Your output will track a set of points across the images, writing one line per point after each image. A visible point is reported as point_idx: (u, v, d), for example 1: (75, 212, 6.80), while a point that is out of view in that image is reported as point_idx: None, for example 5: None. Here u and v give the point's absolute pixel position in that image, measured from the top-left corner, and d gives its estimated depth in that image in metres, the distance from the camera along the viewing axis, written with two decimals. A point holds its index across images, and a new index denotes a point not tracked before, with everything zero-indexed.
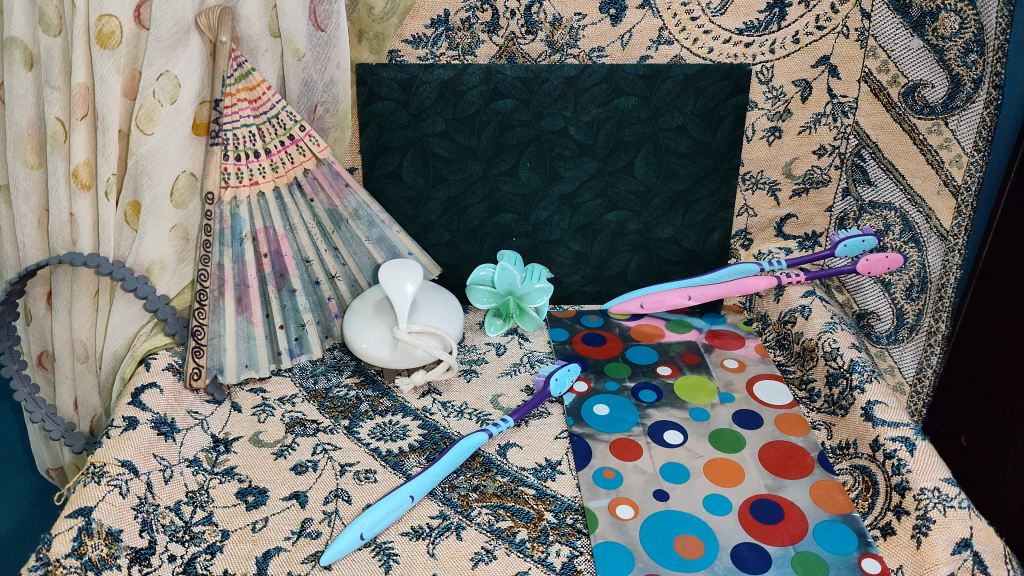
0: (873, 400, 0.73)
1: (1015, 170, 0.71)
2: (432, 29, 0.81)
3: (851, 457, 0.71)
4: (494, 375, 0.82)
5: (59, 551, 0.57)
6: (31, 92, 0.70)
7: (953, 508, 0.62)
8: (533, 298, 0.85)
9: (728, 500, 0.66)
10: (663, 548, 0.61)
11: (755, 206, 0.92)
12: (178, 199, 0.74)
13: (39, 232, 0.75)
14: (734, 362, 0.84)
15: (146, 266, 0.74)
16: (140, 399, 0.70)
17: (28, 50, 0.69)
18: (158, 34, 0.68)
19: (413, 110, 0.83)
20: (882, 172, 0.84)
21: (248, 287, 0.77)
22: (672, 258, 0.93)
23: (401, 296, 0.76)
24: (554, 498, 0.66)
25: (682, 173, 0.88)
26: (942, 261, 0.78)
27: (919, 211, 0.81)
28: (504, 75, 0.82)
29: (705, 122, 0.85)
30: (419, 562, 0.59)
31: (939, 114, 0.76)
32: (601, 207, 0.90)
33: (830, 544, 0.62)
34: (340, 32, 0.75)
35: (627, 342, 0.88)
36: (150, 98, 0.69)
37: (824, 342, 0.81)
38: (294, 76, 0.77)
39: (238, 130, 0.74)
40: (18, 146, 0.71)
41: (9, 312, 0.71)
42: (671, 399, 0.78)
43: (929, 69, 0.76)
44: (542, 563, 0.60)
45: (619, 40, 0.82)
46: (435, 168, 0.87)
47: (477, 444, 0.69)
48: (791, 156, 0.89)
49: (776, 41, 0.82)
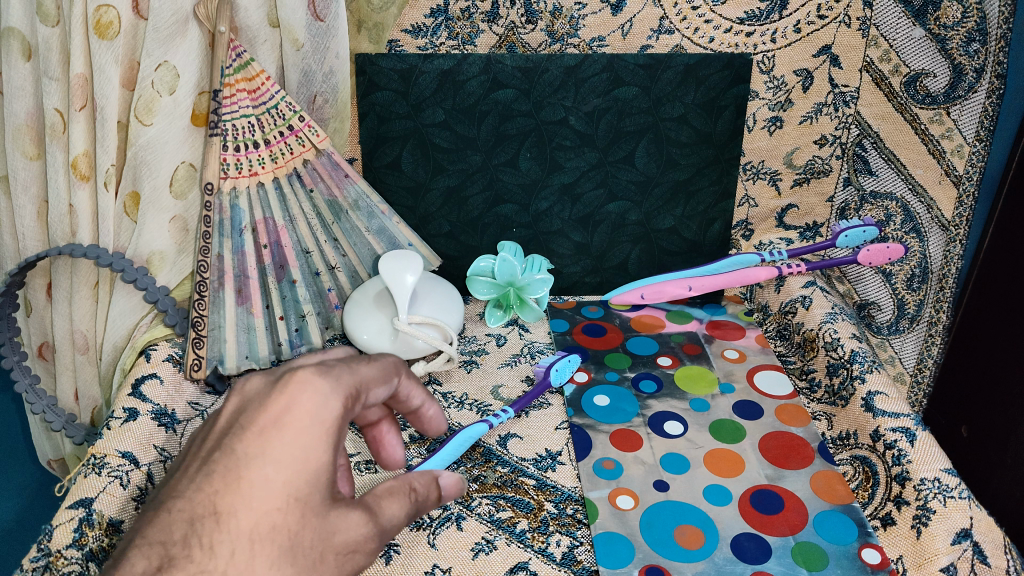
0: (873, 391, 0.73)
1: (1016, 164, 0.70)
2: (432, 19, 0.81)
3: (852, 447, 0.71)
4: (494, 366, 0.82)
5: (60, 542, 0.57)
6: (29, 82, 0.70)
7: (953, 499, 0.62)
8: (534, 290, 0.85)
9: (728, 490, 0.66)
10: (663, 538, 0.61)
11: (756, 196, 0.92)
12: (178, 190, 0.74)
13: (39, 223, 0.75)
14: (734, 353, 0.84)
15: (146, 257, 0.74)
16: (140, 390, 0.70)
17: (26, 41, 0.68)
18: (156, 24, 0.67)
19: (413, 100, 0.83)
20: (883, 162, 0.84)
21: (248, 278, 0.77)
22: (672, 248, 0.93)
23: (401, 287, 0.75)
24: (554, 489, 0.66)
25: (682, 163, 0.88)
26: (944, 251, 0.80)
27: (920, 201, 0.82)
28: (504, 65, 0.82)
29: (705, 112, 0.85)
30: (419, 553, 0.60)
31: (941, 104, 0.78)
32: (601, 198, 0.89)
33: (829, 534, 0.62)
34: (339, 22, 0.74)
35: (628, 333, 0.88)
36: (149, 88, 0.69)
37: (824, 333, 0.81)
38: (293, 66, 0.76)
39: (237, 121, 0.73)
40: (17, 137, 0.71)
41: (9, 303, 0.70)
42: (671, 389, 0.78)
43: (930, 59, 0.77)
44: (542, 553, 0.60)
45: (619, 30, 0.82)
46: (435, 158, 0.86)
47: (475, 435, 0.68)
48: (791, 146, 0.88)
49: (776, 30, 0.82)
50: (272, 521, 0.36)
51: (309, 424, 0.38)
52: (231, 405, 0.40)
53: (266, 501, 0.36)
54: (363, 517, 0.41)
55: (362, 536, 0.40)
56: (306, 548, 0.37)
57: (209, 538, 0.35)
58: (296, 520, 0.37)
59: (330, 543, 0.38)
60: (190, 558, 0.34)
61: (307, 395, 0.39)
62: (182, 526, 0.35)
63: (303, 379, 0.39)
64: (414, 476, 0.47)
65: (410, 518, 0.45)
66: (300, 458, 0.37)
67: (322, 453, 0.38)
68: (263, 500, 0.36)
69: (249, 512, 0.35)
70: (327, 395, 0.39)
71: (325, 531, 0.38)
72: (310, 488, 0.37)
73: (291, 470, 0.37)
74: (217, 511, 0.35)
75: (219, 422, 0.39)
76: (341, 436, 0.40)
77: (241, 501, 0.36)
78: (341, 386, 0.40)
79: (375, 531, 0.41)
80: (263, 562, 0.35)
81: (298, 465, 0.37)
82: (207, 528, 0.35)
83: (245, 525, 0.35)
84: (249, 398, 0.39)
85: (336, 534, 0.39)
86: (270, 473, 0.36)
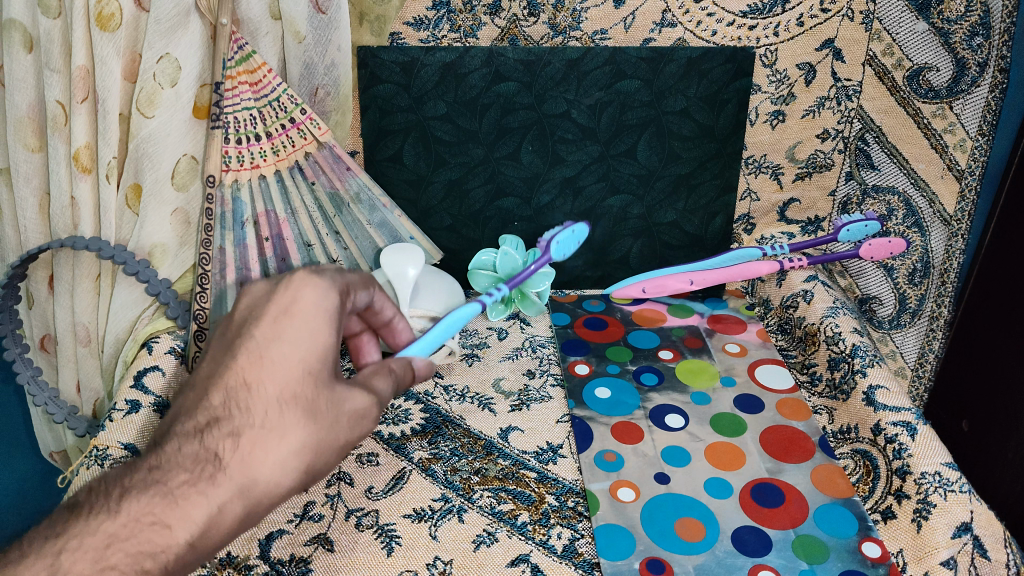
0: (874, 384, 0.73)
1: (1016, 165, 0.71)
2: (433, 11, 0.81)
3: (852, 441, 0.72)
4: (495, 359, 0.82)
5: None
6: (31, 74, 0.69)
7: (953, 493, 0.62)
8: (534, 283, 0.84)
9: (729, 482, 0.66)
10: (664, 530, 0.61)
11: (758, 190, 0.92)
12: (180, 182, 0.74)
13: (40, 215, 0.74)
14: (735, 347, 0.84)
15: (148, 250, 0.74)
16: (143, 381, 0.70)
17: (28, 33, 0.68)
18: (158, 16, 0.67)
19: (414, 93, 0.83)
20: (885, 157, 0.84)
21: (250, 271, 0.77)
22: (674, 242, 0.93)
23: (401, 278, 0.75)
24: (555, 481, 0.67)
25: (684, 157, 0.88)
26: (945, 246, 0.80)
27: (922, 196, 0.82)
28: (506, 58, 0.81)
29: (708, 105, 0.85)
30: (421, 544, 0.60)
31: (943, 99, 0.78)
32: (603, 192, 0.89)
33: (829, 527, 0.62)
34: (341, 15, 0.74)
35: (629, 327, 0.88)
36: (151, 80, 0.69)
37: (825, 327, 0.81)
38: (294, 59, 0.76)
39: (238, 113, 0.73)
40: (18, 130, 0.71)
41: (11, 296, 0.70)
42: (672, 382, 0.79)
43: (934, 53, 0.77)
44: (542, 545, 0.60)
45: (622, 22, 0.82)
46: (437, 151, 0.86)
47: (467, 318, 0.64)
48: (794, 140, 0.88)
49: (779, 23, 0.82)
50: (293, 389, 0.43)
51: (315, 312, 0.45)
52: (245, 301, 0.48)
53: (285, 374, 0.43)
54: (365, 393, 0.47)
55: (368, 405, 0.46)
56: (323, 411, 0.44)
57: (242, 404, 0.43)
58: (311, 391, 0.44)
59: (341, 410, 0.45)
60: (231, 417, 0.43)
61: (307, 289, 0.46)
62: (220, 396, 0.43)
63: (302, 280, 0.47)
64: (393, 359, 0.52)
65: (395, 394, 0.51)
66: (309, 340, 0.44)
67: (328, 335, 0.45)
68: (283, 374, 0.43)
69: (273, 382, 0.43)
70: (327, 289, 0.47)
71: (335, 401, 0.45)
72: (322, 364, 0.44)
73: (304, 349, 0.44)
74: (247, 382, 0.43)
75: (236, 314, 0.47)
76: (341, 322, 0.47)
77: (266, 375, 0.43)
78: (335, 284, 0.48)
79: (376, 402, 0.47)
80: (289, 421, 0.43)
81: (308, 346, 0.44)
82: (241, 396, 0.43)
83: (271, 395, 0.43)
84: (258, 300, 0.47)
85: (348, 404, 0.45)
86: (287, 352, 0.44)
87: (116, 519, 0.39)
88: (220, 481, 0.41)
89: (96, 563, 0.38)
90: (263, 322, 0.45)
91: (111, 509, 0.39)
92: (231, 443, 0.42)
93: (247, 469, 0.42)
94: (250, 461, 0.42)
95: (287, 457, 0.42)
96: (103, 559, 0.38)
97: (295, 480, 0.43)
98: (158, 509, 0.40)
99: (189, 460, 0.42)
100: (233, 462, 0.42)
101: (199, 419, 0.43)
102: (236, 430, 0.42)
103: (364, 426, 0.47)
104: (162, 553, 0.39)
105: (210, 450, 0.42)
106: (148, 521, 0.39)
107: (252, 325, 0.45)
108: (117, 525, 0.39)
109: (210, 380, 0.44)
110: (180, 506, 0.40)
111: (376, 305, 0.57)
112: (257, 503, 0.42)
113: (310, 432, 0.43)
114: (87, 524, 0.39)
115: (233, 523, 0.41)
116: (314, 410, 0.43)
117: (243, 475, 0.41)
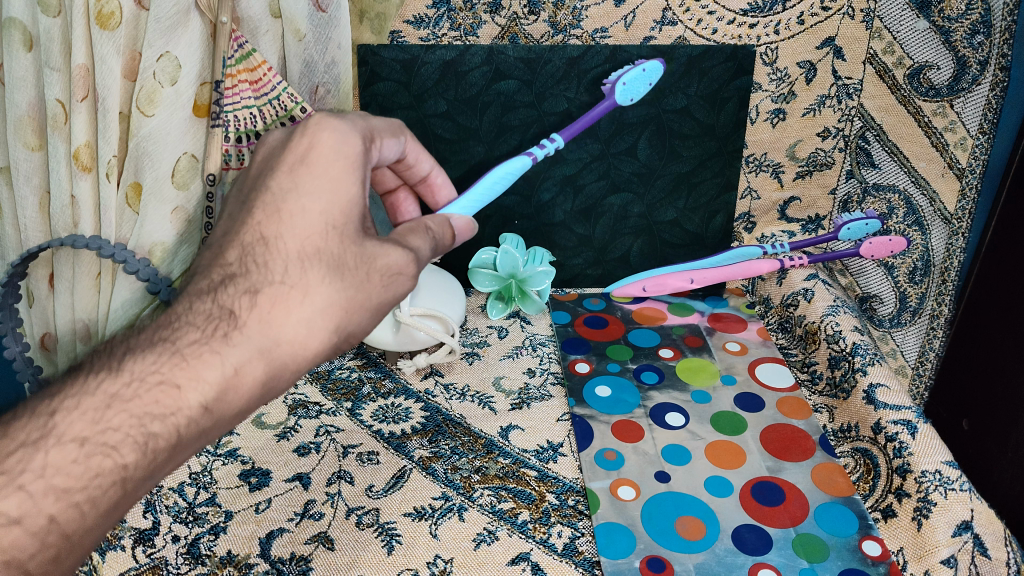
0: (874, 382, 0.73)
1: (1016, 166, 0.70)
2: (433, 10, 0.81)
3: (853, 440, 0.71)
4: (495, 358, 0.82)
5: None
6: (31, 73, 0.68)
7: (954, 491, 0.62)
8: (535, 281, 0.85)
9: (729, 482, 0.66)
10: (664, 529, 0.61)
11: (758, 188, 0.92)
12: (180, 181, 0.73)
13: (41, 213, 0.73)
14: (736, 345, 0.84)
15: (148, 249, 0.74)
16: None
17: (28, 31, 0.67)
18: (157, 14, 0.67)
19: (415, 91, 0.83)
20: (886, 155, 0.84)
21: None
22: (674, 241, 0.93)
23: None
24: (555, 480, 0.67)
25: (685, 155, 0.88)
26: (947, 244, 0.79)
27: (922, 194, 0.81)
28: (506, 56, 0.82)
29: (708, 104, 0.85)
30: (421, 543, 0.60)
31: (944, 97, 0.77)
32: (603, 190, 0.89)
33: (829, 526, 0.62)
34: (341, 12, 0.75)
35: (629, 325, 0.88)
36: (151, 79, 0.69)
37: (825, 326, 0.81)
38: (294, 57, 0.76)
39: (238, 112, 0.73)
40: (18, 129, 0.70)
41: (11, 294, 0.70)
42: (672, 381, 0.78)
43: (934, 52, 0.76)
44: (543, 544, 0.60)
45: (622, 21, 0.81)
46: (436, 149, 0.86)
47: (512, 176, 0.68)
48: (794, 138, 0.88)
49: (780, 22, 0.82)
50: (315, 244, 0.44)
51: (334, 157, 0.46)
52: (263, 154, 0.49)
53: (308, 226, 0.44)
54: (395, 246, 0.47)
55: (404, 262, 0.47)
56: (351, 267, 0.45)
57: (259, 260, 0.44)
58: (337, 245, 0.45)
59: (373, 266, 0.46)
60: (247, 274, 0.44)
61: (325, 133, 0.47)
62: (237, 252, 0.44)
63: (320, 123, 0.47)
64: (430, 219, 0.54)
65: (434, 251, 0.52)
66: (330, 188, 0.45)
67: (351, 187, 0.46)
68: (305, 225, 0.44)
69: (292, 237, 0.44)
70: (346, 132, 0.47)
71: (366, 257, 0.46)
72: (346, 218, 0.45)
73: (327, 196, 0.45)
74: (265, 237, 0.44)
75: (253, 168, 0.48)
76: (364, 165, 0.48)
77: (285, 229, 0.44)
78: (356, 129, 0.48)
79: (413, 259, 0.48)
80: (312, 280, 0.44)
81: (330, 196, 0.45)
82: (258, 252, 0.44)
83: (291, 250, 0.44)
84: (275, 150, 0.48)
85: (380, 260, 0.46)
86: (307, 204, 0.45)
87: (118, 378, 0.40)
88: (235, 339, 0.42)
89: (95, 425, 0.38)
90: (280, 171, 0.46)
91: (113, 369, 0.40)
92: (248, 301, 0.43)
93: (265, 329, 0.43)
94: (268, 320, 0.43)
95: (313, 315, 0.44)
96: (105, 421, 0.38)
97: (321, 340, 0.44)
98: (164, 368, 0.41)
99: (202, 317, 0.43)
100: (249, 320, 0.43)
101: (214, 277, 0.44)
102: (253, 287, 0.43)
103: (399, 282, 0.48)
104: (172, 415, 0.40)
105: (226, 307, 0.43)
106: (155, 380, 0.40)
107: (269, 176, 0.46)
108: (119, 386, 0.39)
109: (228, 237, 0.45)
110: (191, 365, 0.41)
111: (409, 157, 0.60)
112: (280, 364, 0.43)
113: (335, 289, 0.44)
114: (86, 384, 0.39)
115: (252, 386, 0.43)
116: (341, 266, 0.44)
117: (264, 335, 0.43)
